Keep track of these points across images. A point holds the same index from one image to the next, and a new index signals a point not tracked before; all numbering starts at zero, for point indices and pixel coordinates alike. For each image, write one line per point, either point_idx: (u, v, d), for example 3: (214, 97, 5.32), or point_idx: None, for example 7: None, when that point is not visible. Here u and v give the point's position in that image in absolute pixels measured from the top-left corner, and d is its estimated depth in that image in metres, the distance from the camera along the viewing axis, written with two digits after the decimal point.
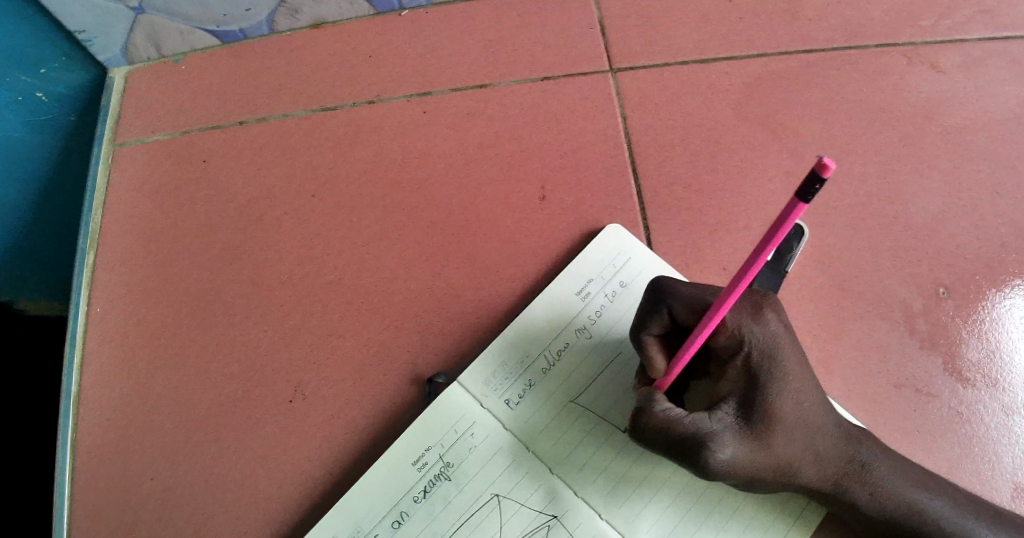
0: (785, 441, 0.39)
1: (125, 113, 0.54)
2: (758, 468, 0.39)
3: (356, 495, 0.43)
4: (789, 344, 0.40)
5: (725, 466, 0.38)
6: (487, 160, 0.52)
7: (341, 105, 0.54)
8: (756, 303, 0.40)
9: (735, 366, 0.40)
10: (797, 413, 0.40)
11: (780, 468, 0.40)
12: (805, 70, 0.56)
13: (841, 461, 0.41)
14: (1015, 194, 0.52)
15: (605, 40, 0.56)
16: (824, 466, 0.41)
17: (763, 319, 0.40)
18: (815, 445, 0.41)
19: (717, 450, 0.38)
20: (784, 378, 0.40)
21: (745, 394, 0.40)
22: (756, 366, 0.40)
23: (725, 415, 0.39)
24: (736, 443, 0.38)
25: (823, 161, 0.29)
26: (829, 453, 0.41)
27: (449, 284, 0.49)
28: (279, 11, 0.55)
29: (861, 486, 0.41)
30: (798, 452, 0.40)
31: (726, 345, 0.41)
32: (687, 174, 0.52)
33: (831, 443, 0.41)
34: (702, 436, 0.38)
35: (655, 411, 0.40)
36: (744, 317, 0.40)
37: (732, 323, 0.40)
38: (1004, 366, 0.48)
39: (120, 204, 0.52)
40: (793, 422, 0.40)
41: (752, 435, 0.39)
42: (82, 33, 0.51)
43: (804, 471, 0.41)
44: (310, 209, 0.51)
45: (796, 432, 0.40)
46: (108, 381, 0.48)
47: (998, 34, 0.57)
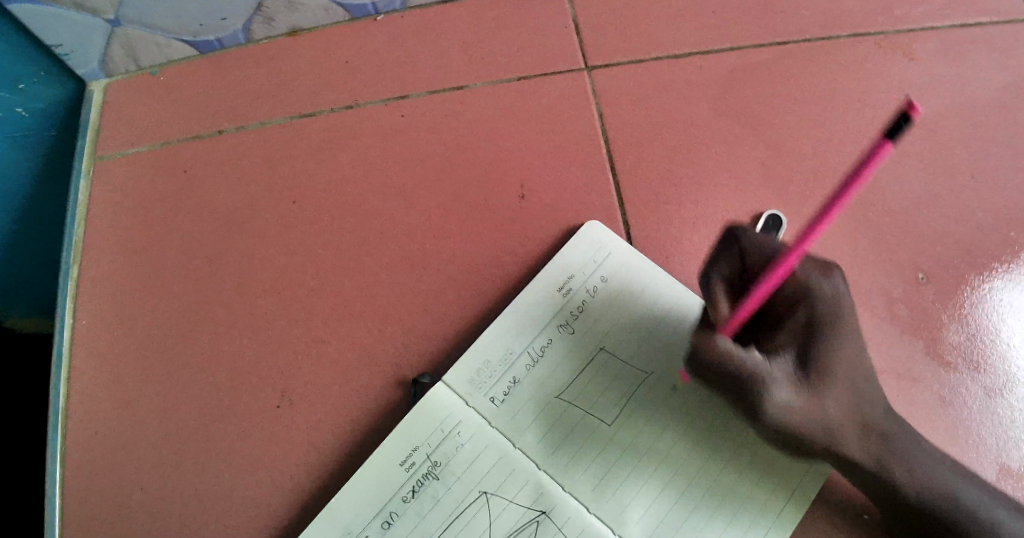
0: (835, 400, 0.42)
1: (105, 127, 0.55)
2: (807, 420, 0.41)
3: (345, 498, 0.44)
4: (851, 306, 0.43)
5: (777, 407, 0.40)
6: (466, 162, 0.53)
7: (320, 112, 0.54)
8: (823, 263, 0.43)
9: (796, 319, 0.42)
10: (846, 373, 0.42)
11: (828, 430, 0.41)
12: (779, 62, 0.56)
13: (883, 433, 0.43)
14: (991, 177, 0.53)
15: (580, 39, 0.56)
16: (867, 436, 0.42)
17: (831, 277, 0.43)
18: (861, 408, 0.42)
19: (772, 389, 0.40)
20: (841, 336, 0.42)
21: (804, 347, 0.41)
22: (819, 320, 0.42)
23: (782, 361, 0.41)
24: (790, 387, 0.41)
25: (914, 102, 0.34)
26: (872, 422, 0.43)
27: (432, 286, 0.49)
28: (255, 19, 0.55)
29: (897, 460, 0.42)
30: (845, 412, 0.42)
31: (787, 298, 0.42)
32: (666, 169, 0.52)
33: (874, 411, 0.43)
34: (762, 375, 0.40)
35: (715, 344, 0.40)
36: (812, 270, 0.42)
37: (802, 275, 0.42)
38: (986, 348, 0.48)
39: (102, 218, 0.52)
40: (842, 381, 0.42)
41: (805, 384, 0.41)
42: (58, 47, 0.51)
43: (847, 437, 0.42)
44: (292, 216, 0.52)
45: (845, 389, 0.42)
46: (95, 394, 0.48)
47: (970, 20, 0.57)
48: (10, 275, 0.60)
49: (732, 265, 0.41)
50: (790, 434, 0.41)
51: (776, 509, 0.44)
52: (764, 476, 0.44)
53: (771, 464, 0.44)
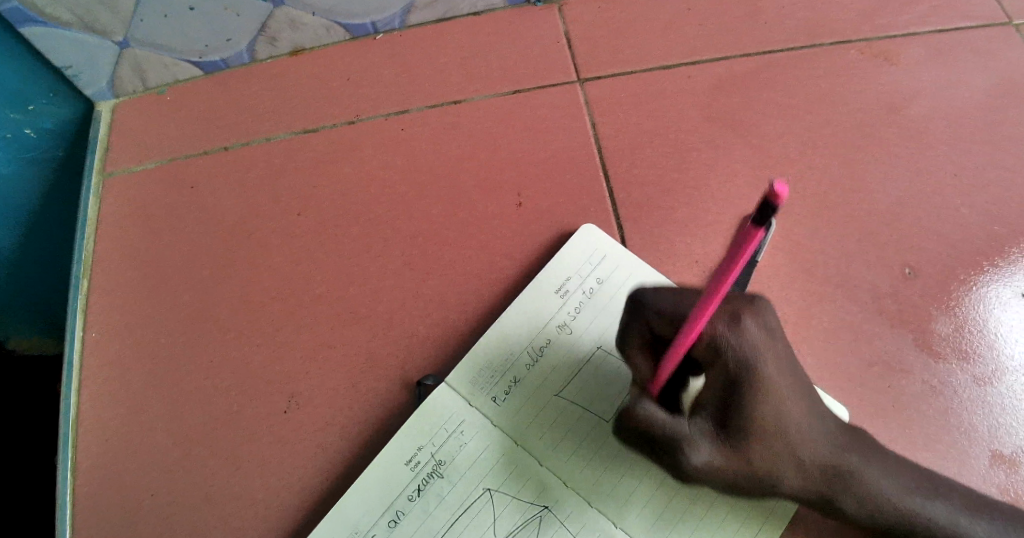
0: (766, 450, 0.40)
1: (114, 145, 0.56)
2: (734, 473, 0.40)
3: (353, 497, 0.45)
4: (770, 349, 0.40)
5: (700, 467, 0.39)
6: (465, 171, 0.55)
7: (322, 126, 0.56)
8: (732, 311, 0.39)
9: (713, 375, 0.40)
10: (779, 421, 0.40)
11: (763, 478, 0.40)
12: (765, 71, 0.58)
13: (828, 471, 0.41)
14: (974, 175, 0.55)
15: (573, 52, 0.58)
16: (808, 473, 0.41)
17: (740, 326, 0.39)
18: (798, 453, 0.40)
19: (690, 452, 0.39)
20: (764, 384, 0.39)
21: (722, 402, 0.39)
22: (734, 374, 0.39)
23: (700, 421, 0.40)
24: (710, 447, 0.39)
25: (775, 187, 0.30)
26: (813, 460, 0.41)
27: (434, 290, 0.51)
28: (259, 39, 0.56)
29: (849, 490, 0.42)
30: (779, 459, 0.40)
31: (704, 354, 0.39)
32: (658, 174, 0.54)
33: (816, 452, 0.41)
34: (677, 438, 0.39)
35: (634, 410, 0.41)
36: (720, 326, 0.39)
37: (709, 333, 0.39)
38: (974, 338, 0.50)
39: (111, 232, 0.54)
40: (772, 431, 0.40)
41: (729, 439, 0.39)
42: (69, 68, 0.53)
43: (786, 478, 0.41)
44: (296, 226, 0.53)
45: (773, 439, 0.40)
46: (106, 403, 0.49)
47: (949, 26, 0.60)
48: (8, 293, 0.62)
49: (641, 332, 0.42)
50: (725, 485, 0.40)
51: (768, 510, 0.45)
52: None
53: None
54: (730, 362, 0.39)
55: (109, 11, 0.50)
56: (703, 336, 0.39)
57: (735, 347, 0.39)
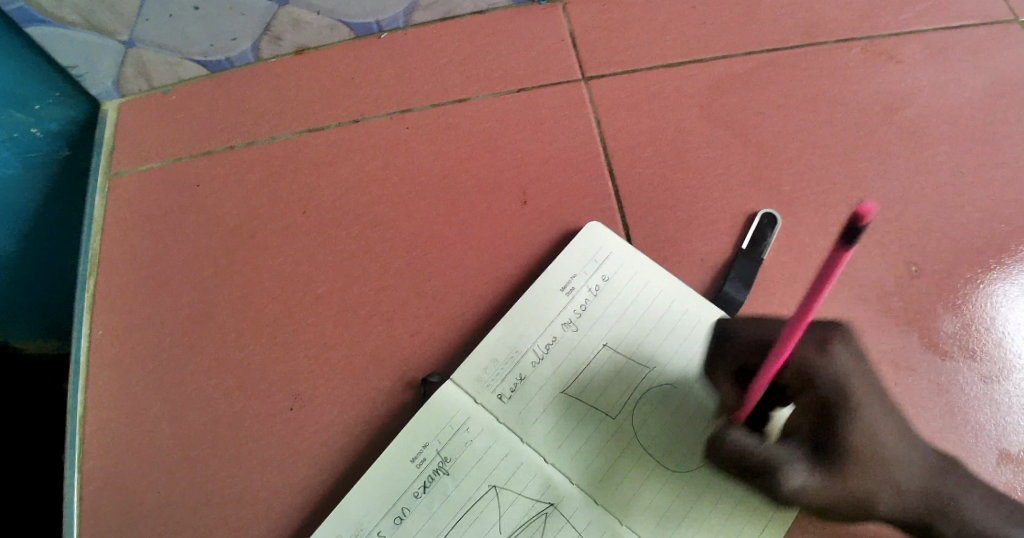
0: (862, 475, 0.44)
1: (119, 145, 0.56)
2: (827, 497, 0.44)
3: (357, 495, 0.45)
4: (861, 381, 0.45)
5: (796, 492, 0.43)
6: (468, 170, 0.55)
7: (325, 126, 0.56)
8: (818, 342, 0.45)
9: (801, 401, 0.44)
10: (874, 448, 0.44)
11: (857, 501, 0.44)
12: (767, 69, 0.58)
13: (926, 499, 0.44)
14: (977, 173, 0.55)
15: (574, 52, 0.58)
16: (905, 496, 0.44)
17: (829, 356, 0.45)
18: (895, 478, 0.44)
19: (787, 473, 0.43)
20: (856, 411, 0.44)
21: (815, 429, 0.44)
22: (824, 400, 0.44)
23: (795, 448, 0.43)
24: (807, 471, 0.43)
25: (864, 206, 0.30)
26: (909, 485, 0.44)
27: (437, 289, 0.51)
28: (263, 39, 0.57)
29: (948, 519, 0.43)
30: (877, 485, 0.44)
31: (794, 382, 0.44)
32: (661, 173, 0.54)
33: (910, 476, 0.44)
34: (773, 461, 0.43)
35: (726, 440, 0.44)
36: (810, 354, 0.44)
37: (801, 362, 0.44)
38: (981, 336, 0.50)
39: (116, 232, 0.54)
40: (868, 457, 0.44)
41: (825, 464, 0.43)
42: (73, 68, 0.53)
43: (883, 501, 0.44)
44: (300, 225, 0.53)
45: (869, 465, 0.44)
46: (110, 401, 0.49)
47: (951, 24, 0.60)
48: (12, 294, 0.62)
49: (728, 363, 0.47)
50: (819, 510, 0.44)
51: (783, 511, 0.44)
52: None
53: None
54: (820, 390, 0.44)
55: (112, 12, 0.50)
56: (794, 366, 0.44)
57: (821, 375, 0.44)
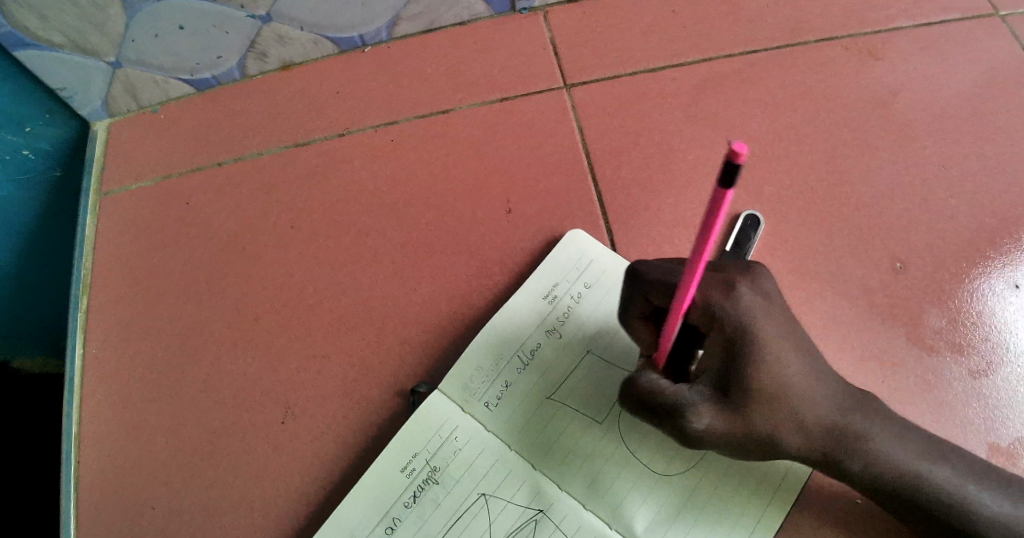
0: (766, 412, 0.41)
1: (110, 164, 0.57)
2: (734, 436, 0.41)
3: (350, 505, 0.45)
4: (764, 311, 0.41)
5: (705, 433, 0.41)
6: (454, 179, 0.55)
7: (313, 139, 0.57)
8: (726, 280, 0.41)
9: (712, 339, 0.41)
10: (781, 379, 0.41)
11: (764, 439, 0.41)
12: (750, 70, 0.58)
13: (832, 431, 0.42)
14: (963, 167, 0.55)
15: (558, 58, 0.59)
16: (812, 435, 0.42)
17: (735, 293, 0.41)
18: (799, 415, 0.41)
19: (692, 418, 0.40)
20: (759, 343, 0.41)
21: (721, 367, 0.41)
22: (732, 337, 0.41)
23: (700, 386, 0.41)
24: (711, 412, 0.40)
25: (734, 146, 0.29)
26: (816, 422, 0.42)
27: (426, 298, 0.51)
28: (248, 56, 0.57)
29: (853, 454, 0.42)
30: (781, 420, 0.41)
31: (701, 321, 0.41)
32: (645, 176, 0.55)
33: (820, 414, 0.42)
34: (679, 403, 0.41)
35: (640, 381, 0.42)
36: (715, 293, 0.41)
37: (705, 298, 0.41)
38: (968, 330, 0.50)
39: (108, 249, 0.55)
40: (774, 392, 0.41)
41: (728, 402, 0.41)
42: (62, 89, 0.54)
43: (789, 439, 0.42)
44: (289, 238, 0.54)
45: (773, 403, 0.41)
46: (106, 419, 0.50)
47: (934, 19, 0.60)
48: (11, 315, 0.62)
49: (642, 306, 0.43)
50: (729, 447, 0.42)
51: (766, 506, 0.45)
52: (754, 467, 0.45)
53: (755, 454, 0.46)
54: (725, 325, 0.41)
55: (98, 32, 0.51)
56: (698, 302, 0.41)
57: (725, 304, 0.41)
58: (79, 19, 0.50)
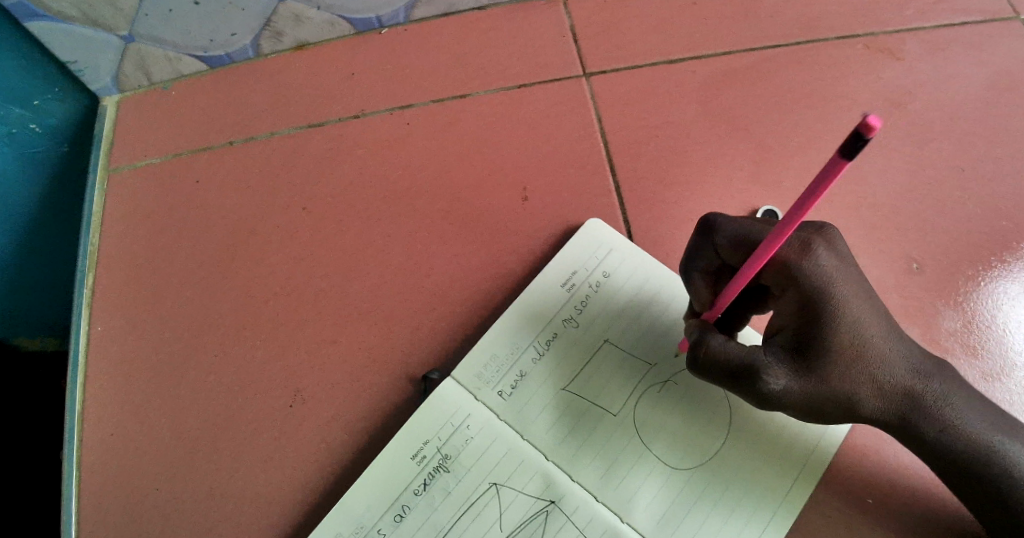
0: (848, 375, 0.40)
1: (119, 141, 0.56)
2: (815, 399, 0.40)
3: (359, 492, 0.45)
4: (844, 275, 0.40)
5: (781, 396, 0.40)
6: (469, 166, 0.54)
7: (326, 121, 0.56)
8: (803, 240, 0.40)
9: (789, 299, 0.41)
10: (864, 345, 0.40)
11: (844, 402, 0.41)
12: (769, 65, 0.58)
13: (908, 395, 0.41)
14: (979, 169, 0.55)
15: (576, 47, 0.58)
16: (889, 399, 0.41)
17: (812, 253, 0.40)
18: (879, 377, 0.41)
19: (771, 379, 0.40)
20: (842, 307, 0.40)
21: (802, 328, 0.40)
22: (807, 299, 0.40)
23: (777, 349, 0.40)
24: (790, 374, 0.40)
25: (867, 120, 0.29)
26: (894, 385, 0.41)
27: (438, 285, 0.51)
28: (263, 35, 0.56)
29: (927, 418, 0.42)
30: (861, 385, 0.40)
31: (776, 280, 0.41)
32: (662, 169, 0.54)
33: (898, 377, 0.41)
34: (756, 365, 0.40)
35: (709, 346, 0.41)
36: (791, 254, 0.40)
37: (782, 259, 0.40)
38: (981, 333, 0.49)
39: (115, 228, 0.54)
40: (855, 355, 0.40)
41: (807, 365, 0.40)
42: (73, 62, 0.53)
43: (868, 402, 0.41)
44: (300, 221, 0.53)
45: (856, 365, 0.40)
46: (110, 400, 0.49)
47: (953, 20, 0.60)
48: (14, 294, 0.62)
49: (706, 262, 0.43)
50: (803, 413, 0.41)
51: (779, 502, 0.45)
52: (767, 463, 0.45)
53: (768, 450, 0.46)
54: (804, 287, 0.40)
55: (110, 5, 0.50)
56: (774, 261, 0.41)
57: (804, 264, 0.40)
58: None
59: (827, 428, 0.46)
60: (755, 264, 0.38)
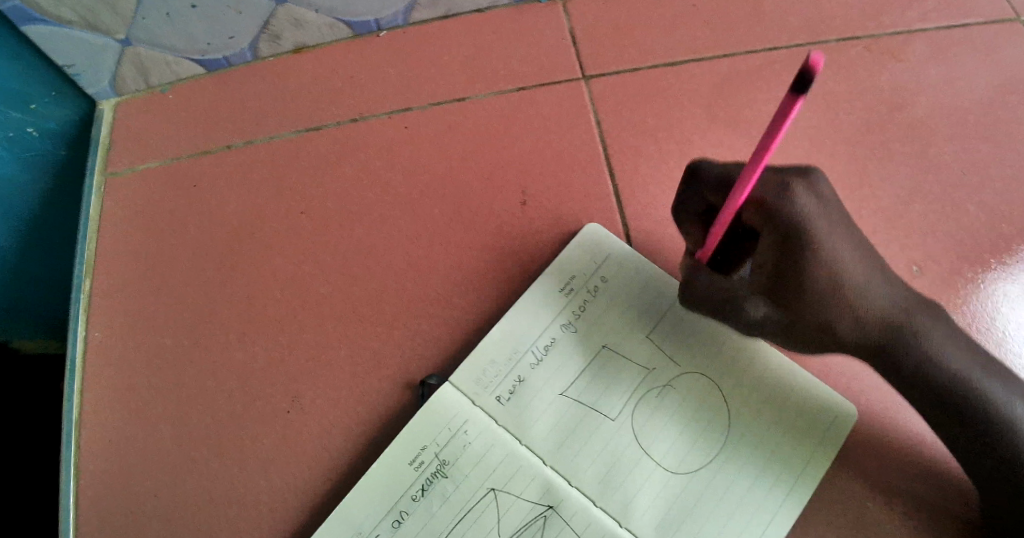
0: (826, 307, 0.43)
1: (117, 144, 0.56)
2: (789, 330, 0.44)
3: (357, 498, 0.44)
4: (830, 209, 0.42)
5: (758, 323, 0.44)
6: (469, 169, 0.54)
7: (325, 124, 0.56)
8: (783, 181, 0.42)
9: (767, 235, 0.42)
10: (839, 278, 0.43)
11: (823, 328, 0.44)
12: (771, 68, 0.58)
13: (888, 326, 0.43)
14: (981, 172, 0.54)
15: (576, 50, 0.58)
16: (868, 327, 0.44)
17: (793, 192, 0.41)
18: (857, 307, 0.43)
19: (747, 309, 0.44)
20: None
21: (778, 265, 0.42)
22: (788, 232, 0.41)
23: (756, 282, 0.43)
24: (766, 307, 0.44)
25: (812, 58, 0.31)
26: (875, 312, 0.43)
27: (437, 289, 0.51)
28: (261, 38, 0.56)
29: (904, 345, 0.44)
30: (839, 314, 0.43)
31: (756, 219, 0.42)
32: (662, 172, 0.54)
33: (875, 306, 0.43)
34: (734, 298, 0.44)
35: (697, 284, 0.45)
36: (770, 192, 0.41)
37: (760, 198, 0.42)
38: (982, 335, 0.49)
39: (114, 231, 0.54)
40: (832, 287, 0.42)
41: (782, 298, 0.43)
42: (70, 67, 0.53)
43: (847, 329, 0.44)
44: (300, 225, 0.53)
45: (829, 297, 0.43)
46: (109, 404, 0.49)
47: (955, 22, 0.59)
48: (13, 297, 0.61)
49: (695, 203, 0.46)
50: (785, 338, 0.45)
51: (780, 505, 0.44)
52: (767, 467, 0.45)
53: (769, 453, 0.46)
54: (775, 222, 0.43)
55: (109, 9, 0.50)
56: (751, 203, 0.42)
57: (784, 201, 0.41)
58: None
59: (826, 431, 0.46)
60: (732, 207, 0.39)
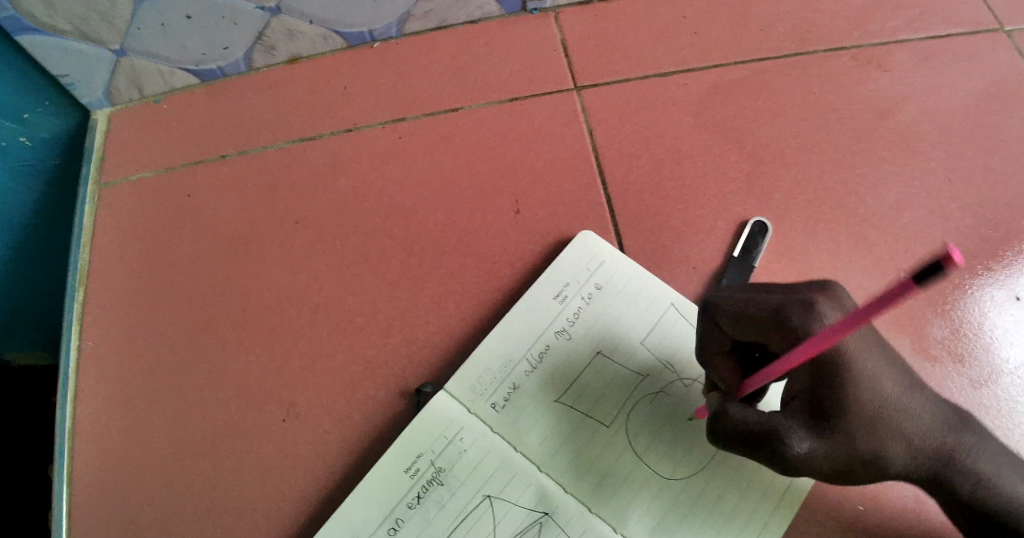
0: (865, 435, 0.40)
1: (109, 154, 0.56)
2: (831, 464, 0.40)
3: (352, 506, 0.44)
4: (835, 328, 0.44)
5: (805, 458, 0.40)
6: (462, 179, 0.55)
7: (320, 135, 0.56)
8: (805, 300, 0.40)
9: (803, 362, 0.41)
10: (878, 398, 0.40)
11: (868, 459, 0.40)
12: (759, 78, 0.59)
13: (937, 450, 0.40)
14: (968, 179, 0.55)
15: (567, 61, 0.59)
16: (914, 452, 0.40)
17: (815, 311, 0.39)
18: (906, 432, 0.40)
19: (792, 442, 0.40)
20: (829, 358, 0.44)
21: (814, 390, 0.40)
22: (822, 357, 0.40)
23: (795, 414, 0.41)
24: (811, 436, 0.40)
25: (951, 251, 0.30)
26: (921, 440, 0.40)
27: (432, 298, 0.51)
28: (255, 49, 0.56)
29: (959, 471, 0.40)
30: (885, 440, 0.40)
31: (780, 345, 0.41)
32: (653, 181, 0.54)
33: (920, 430, 0.40)
34: (776, 430, 0.40)
35: (729, 414, 0.42)
36: (794, 316, 0.40)
37: (784, 323, 0.40)
38: (970, 339, 0.50)
39: (109, 242, 0.54)
40: (874, 410, 0.40)
41: (824, 428, 0.40)
42: (64, 77, 0.53)
43: (893, 453, 0.40)
44: (295, 235, 0.53)
45: (873, 427, 0.40)
46: (103, 416, 0.49)
47: (939, 32, 0.61)
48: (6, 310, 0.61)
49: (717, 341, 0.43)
50: (834, 476, 0.40)
51: (770, 511, 0.45)
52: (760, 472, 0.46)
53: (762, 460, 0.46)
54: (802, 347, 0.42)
55: (104, 20, 0.50)
56: (779, 330, 0.40)
57: (807, 321, 0.39)
58: (86, 8, 0.49)
59: None
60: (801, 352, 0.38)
